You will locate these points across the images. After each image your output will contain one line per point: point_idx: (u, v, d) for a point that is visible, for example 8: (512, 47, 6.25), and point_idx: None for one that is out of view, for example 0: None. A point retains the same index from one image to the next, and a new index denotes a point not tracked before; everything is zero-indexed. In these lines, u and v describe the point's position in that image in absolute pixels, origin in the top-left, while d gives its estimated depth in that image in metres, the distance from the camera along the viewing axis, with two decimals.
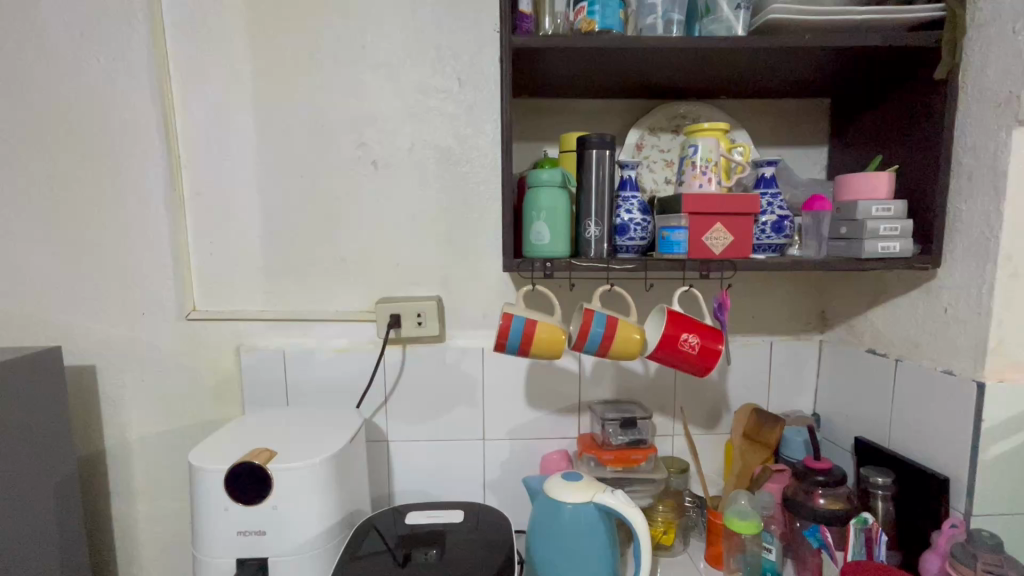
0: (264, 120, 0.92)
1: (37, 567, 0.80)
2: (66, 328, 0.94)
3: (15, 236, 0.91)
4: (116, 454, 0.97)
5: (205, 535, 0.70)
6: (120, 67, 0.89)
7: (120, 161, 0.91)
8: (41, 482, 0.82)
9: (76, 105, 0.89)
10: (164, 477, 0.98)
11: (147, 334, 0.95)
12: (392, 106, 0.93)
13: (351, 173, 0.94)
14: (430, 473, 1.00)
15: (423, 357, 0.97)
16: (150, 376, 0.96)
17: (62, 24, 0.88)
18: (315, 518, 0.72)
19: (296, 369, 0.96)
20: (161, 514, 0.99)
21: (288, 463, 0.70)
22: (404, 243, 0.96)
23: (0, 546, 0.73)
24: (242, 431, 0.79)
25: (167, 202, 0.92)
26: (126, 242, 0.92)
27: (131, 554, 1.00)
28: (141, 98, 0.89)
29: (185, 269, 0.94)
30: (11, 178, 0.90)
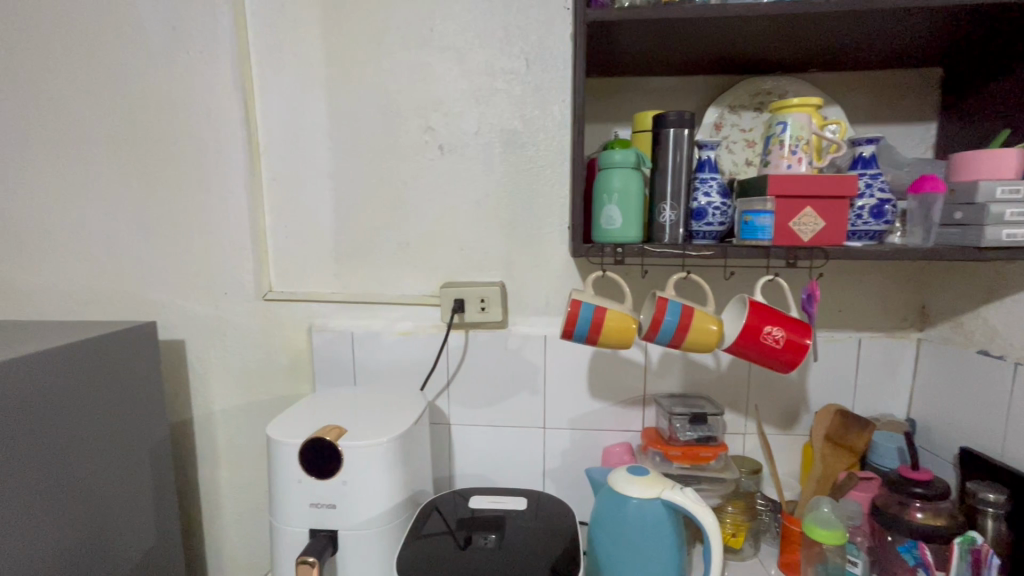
0: (336, 106, 0.94)
1: (135, 522, 0.88)
2: (159, 305, 1.01)
3: (117, 219, 0.99)
4: (202, 423, 1.05)
5: (282, 504, 0.74)
6: (206, 59, 0.93)
7: (206, 148, 0.96)
8: (138, 445, 0.89)
9: (168, 96, 0.95)
10: (243, 448, 1.05)
11: (229, 313, 1.01)
12: (459, 89, 0.92)
13: (418, 157, 0.94)
14: (490, 458, 1.00)
15: (486, 343, 0.97)
16: (232, 352, 1.02)
17: (156, 19, 0.93)
18: (382, 496, 0.74)
19: (363, 351, 0.98)
20: (241, 481, 1.06)
21: (358, 441, 0.72)
22: (469, 228, 0.95)
23: (102, 500, 0.81)
24: (315, 407, 0.82)
25: (247, 187, 0.96)
26: (211, 225, 0.98)
27: (214, 516, 1.07)
28: (225, 87, 0.94)
29: (262, 252, 0.98)
30: (113, 165, 0.98)
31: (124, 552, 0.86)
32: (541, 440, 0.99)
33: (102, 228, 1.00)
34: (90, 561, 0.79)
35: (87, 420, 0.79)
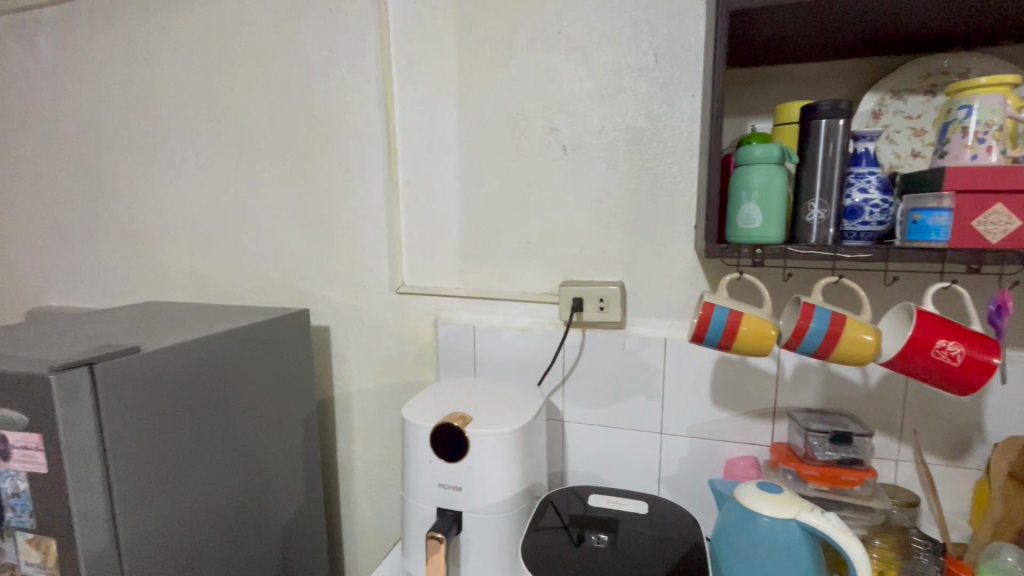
0: (465, 111, 0.99)
1: (288, 482, 1.01)
2: (311, 295, 1.15)
3: (280, 219, 1.14)
4: (341, 401, 1.17)
5: (413, 482, 0.80)
6: (356, 75, 1.04)
7: (353, 155, 1.07)
8: (292, 416, 1.02)
9: (324, 110, 1.08)
10: (375, 427, 1.15)
11: (367, 303, 1.11)
12: (584, 88, 0.92)
13: (542, 158, 0.96)
14: (604, 459, 1.00)
15: (603, 343, 0.96)
16: (368, 339, 1.13)
17: (317, 42, 1.06)
18: (502, 485, 0.77)
19: (484, 344, 1.03)
20: (373, 456, 1.17)
21: (483, 430, 0.76)
22: (590, 227, 0.96)
23: (261, 460, 0.94)
24: (442, 394, 0.88)
25: (386, 189, 1.05)
26: (354, 224, 1.09)
27: (349, 485, 1.20)
28: (370, 99, 1.04)
29: (397, 249, 1.07)
30: (278, 172, 1.13)
31: (279, 507, 0.99)
32: (658, 445, 0.96)
33: (268, 226, 1.15)
34: (253, 511, 0.92)
35: (251, 391, 0.92)
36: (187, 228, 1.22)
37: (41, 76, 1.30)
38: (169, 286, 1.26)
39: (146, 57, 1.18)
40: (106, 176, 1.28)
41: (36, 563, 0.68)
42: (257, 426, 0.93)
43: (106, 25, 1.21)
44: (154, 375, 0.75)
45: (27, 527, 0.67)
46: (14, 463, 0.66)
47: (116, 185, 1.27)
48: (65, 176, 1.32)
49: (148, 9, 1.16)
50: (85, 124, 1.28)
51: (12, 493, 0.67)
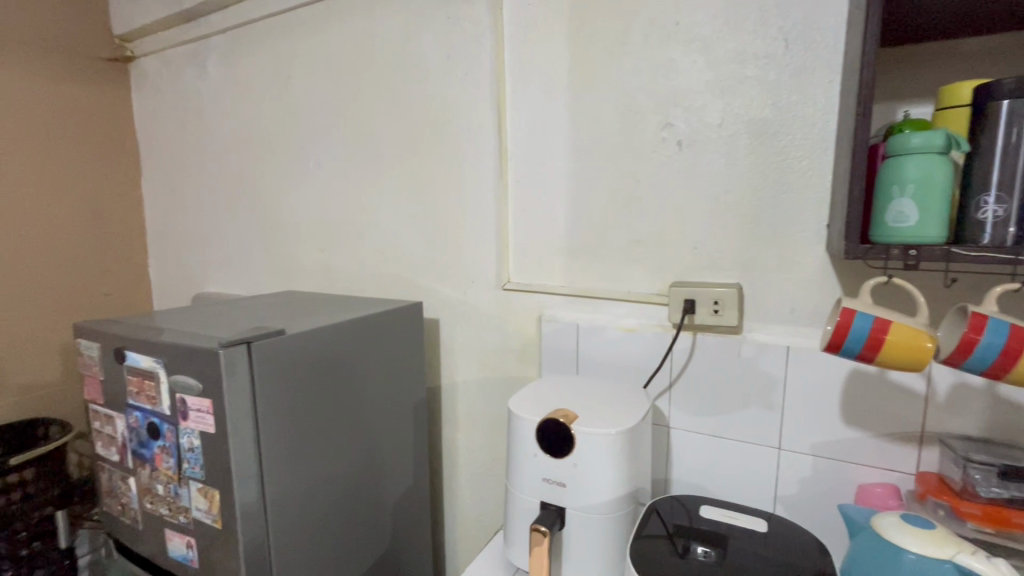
0: (576, 110, 0.99)
1: (399, 463, 1.09)
2: (423, 288, 1.22)
3: (398, 217, 1.23)
4: (447, 390, 1.23)
5: (517, 474, 0.82)
6: (471, 79, 1.09)
7: (466, 156, 1.12)
8: (404, 401, 1.09)
9: (441, 115, 1.14)
10: (478, 418, 1.20)
11: (474, 298, 1.16)
12: (703, 80, 0.88)
13: (654, 155, 0.93)
14: (712, 470, 0.94)
15: (716, 348, 0.91)
16: (475, 333, 1.17)
17: (436, 51, 1.12)
18: (607, 486, 0.76)
19: (587, 343, 1.02)
20: (475, 445, 1.21)
21: (589, 429, 0.76)
22: (706, 226, 0.91)
23: (377, 439, 1.02)
24: (547, 390, 0.89)
25: (496, 188, 1.09)
26: (465, 222, 1.14)
27: (452, 471, 1.26)
28: (484, 102, 1.08)
29: (504, 246, 1.10)
30: (398, 173, 1.21)
31: (391, 485, 1.07)
32: (775, 462, 0.89)
33: (387, 224, 1.25)
34: (369, 486, 1.00)
35: (371, 375, 1.00)
36: (318, 225, 1.36)
37: (209, 96, 1.52)
38: (302, 277, 1.41)
39: (290, 74, 1.34)
40: (256, 180, 1.46)
41: (204, 509, 0.80)
42: (374, 408, 1.01)
43: (260, 49, 1.38)
44: (295, 354, 0.84)
45: (197, 477, 0.79)
46: (190, 422, 0.78)
47: (262, 186, 1.45)
48: (223, 179, 1.54)
49: (293, 30, 1.31)
50: (241, 135, 1.47)
51: (187, 448, 0.79)
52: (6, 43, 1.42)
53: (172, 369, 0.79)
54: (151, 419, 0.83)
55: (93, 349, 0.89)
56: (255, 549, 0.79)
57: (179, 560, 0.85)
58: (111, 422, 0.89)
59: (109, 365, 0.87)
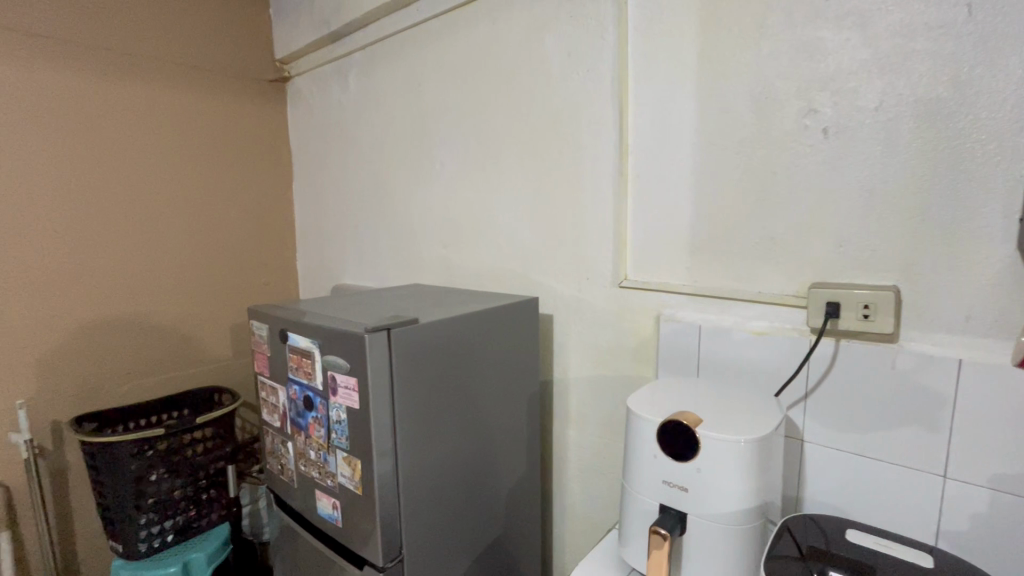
0: (705, 99, 0.95)
1: (512, 451, 1.12)
2: (539, 284, 1.25)
3: (515, 213, 1.27)
4: (560, 385, 1.25)
5: (636, 473, 0.80)
6: (593, 75, 1.09)
7: (585, 153, 1.12)
8: (518, 393, 1.12)
9: (561, 113, 1.15)
10: (590, 415, 1.20)
11: (589, 295, 1.16)
12: (858, 59, 0.79)
13: (794, 144, 0.86)
14: (856, 493, 0.84)
15: (864, 357, 0.82)
16: (589, 330, 1.17)
17: (558, 50, 1.14)
18: (735, 496, 0.72)
19: (710, 344, 0.97)
20: (586, 441, 1.21)
21: (716, 434, 0.72)
22: (856, 221, 0.82)
23: (493, 427, 1.07)
24: (668, 391, 0.87)
25: (615, 185, 1.08)
26: (582, 218, 1.15)
27: (562, 464, 1.27)
28: (605, 99, 1.07)
29: (622, 242, 1.09)
30: (517, 171, 1.25)
31: (505, 474, 1.10)
32: (939, 492, 0.77)
33: (505, 220, 1.29)
34: (485, 470, 1.05)
35: (490, 366, 1.05)
36: (441, 223, 1.45)
37: (349, 107, 1.69)
38: (425, 272, 1.52)
39: (420, 83, 1.44)
40: (387, 182, 1.60)
41: (347, 475, 0.89)
42: (491, 398, 1.05)
43: (394, 61, 1.51)
44: (426, 343, 0.91)
45: (343, 447, 0.89)
46: (339, 398, 0.88)
47: (393, 187, 1.58)
48: (360, 182, 1.70)
49: (424, 41, 1.41)
50: (376, 141, 1.62)
51: (336, 420, 0.90)
52: (197, 73, 1.71)
53: (325, 350, 0.89)
54: (307, 392, 0.95)
55: (262, 329, 1.04)
56: (388, 517, 0.87)
57: (325, 518, 0.96)
58: (275, 392, 1.04)
59: (274, 343, 1.01)
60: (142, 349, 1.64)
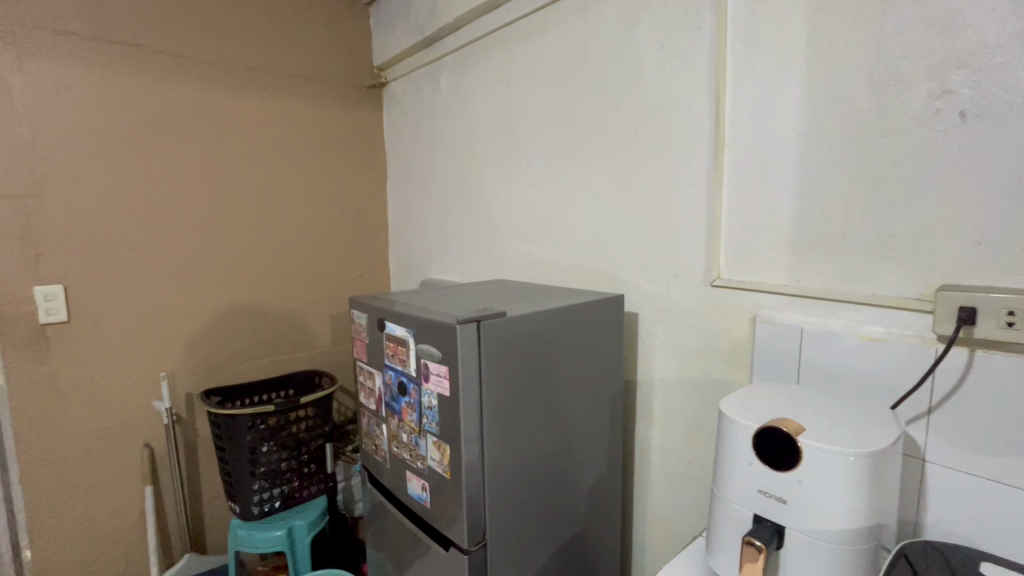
0: (814, 85, 0.88)
1: (593, 449, 1.11)
2: (624, 282, 1.23)
3: (602, 210, 1.26)
4: (644, 385, 1.22)
5: (728, 480, 0.77)
6: (687, 66, 1.05)
7: (677, 146, 1.09)
8: (601, 390, 1.11)
9: (652, 106, 1.12)
10: (675, 418, 1.16)
11: (678, 294, 1.12)
12: (1006, 31, 0.70)
13: (921, 130, 0.78)
14: (991, 525, 0.74)
15: (1006, 370, 0.72)
16: (676, 330, 1.14)
17: (650, 41, 1.11)
18: (843, 514, 0.66)
19: (814, 349, 0.90)
20: (671, 445, 1.18)
21: (821, 444, 0.67)
22: (999, 215, 0.72)
23: (576, 423, 1.07)
24: (765, 397, 0.82)
25: (709, 179, 1.03)
26: (672, 215, 1.11)
27: (645, 466, 1.24)
28: (700, 90, 1.03)
29: (716, 240, 1.04)
30: (604, 167, 1.24)
31: (586, 471, 1.10)
32: None
33: (591, 216, 1.29)
34: (566, 465, 1.06)
35: (574, 362, 1.05)
36: (526, 220, 1.47)
37: (440, 108, 1.76)
38: (510, 268, 1.55)
39: (508, 82, 1.47)
40: (475, 181, 1.65)
41: (437, 459, 0.94)
42: (574, 393, 1.06)
43: (483, 62, 1.55)
44: (513, 336, 0.93)
45: (434, 432, 0.94)
46: (430, 384, 0.93)
47: (480, 185, 1.63)
48: (448, 181, 1.77)
49: (513, 41, 1.44)
50: (464, 141, 1.67)
51: (427, 405, 0.95)
52: (306, 83, 1.87)
53: (419, 338, 0.94)
54: (402, 378, 1.01)
55: (361, 318, 1.12)
56: (473, 503, 0.91)
57: (415, 498, 1.02)
58: (372, 377, 1.11)
59: (372, 331, 1.08)
60: (256, 334, 1.83)
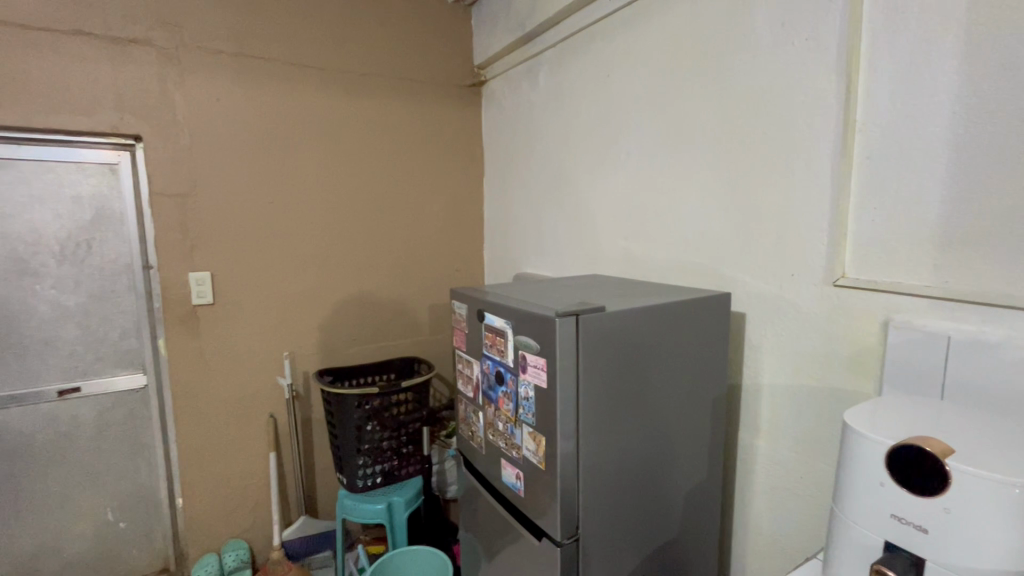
0: (975, 56, 0.76)
1: (692, 453, 1.07)
2: (731, 280, 1.16)
3: (707, 204, 1.19)
4: (750, 391, 1.14)
5: (853, 500, 0.69)
6: (813, 44, 0.96)
7: (797, 133, 1.00)
8: (703, 393, 1.06)
9: (769, 91, 1.04)
10: (786, 428, 1.07)
11: (793, 294, 1.03)
12: None
13: None
14: None
15: None
16: (790, 333, 1.05)
17: (769, 21, 1.03)
18: (1001, 553, 0.57)
19: (963, 362, 0.78)
20: (779, 456, 1.09)
21: (975, 471, 0.58)
22: None
23: (674, 425, 1.03)
24: (902, 410, 0.72)
25: (835, 168, 0.94)
26: (789, 208, 1.02)
27: (748, 477, 1.17)
28: (827, 70, 0.94)
29: (841, 235, 0.94)
30: (711, 158, 1.17)
31: (683, 476, 1.06)
32: None
33: (695, 210, 1.22)
34: (662, 468, 1.02)
35: (674, 361, 1.01)
36: (623, 215, 1.44)
37: (538, 104, 1.78)
38: (605, 263, 1.52)
39: (609, 74, 1.44)
40: (570, 175, 1.64)
41: (532, 449, 0.95)
42: (674, 394, 1.02)
43: (583, 55, 1.54)
44: (612, 331, 0.91)
45: (530, 423, 0.95)
46: (528, 375, 0.94)
47: (575, 179, 1.62)
48: (543, 176, 1.78)
49: (615, 31, 1.41)
50: (561, 135, 1.67)
51: (524, 396, 0.96)
52: (412, 85, 1.98)
53: (517, 330, 0.96)
54: (499, 368, 1.03)
55: (461, 308, 1.17)
56: (567, 497, 0.91)
57: (509, 486, 1.04)
58: (470, 365, 1.15)
59: (472, 322, 1.12)
60: (363, 321, 1.97)
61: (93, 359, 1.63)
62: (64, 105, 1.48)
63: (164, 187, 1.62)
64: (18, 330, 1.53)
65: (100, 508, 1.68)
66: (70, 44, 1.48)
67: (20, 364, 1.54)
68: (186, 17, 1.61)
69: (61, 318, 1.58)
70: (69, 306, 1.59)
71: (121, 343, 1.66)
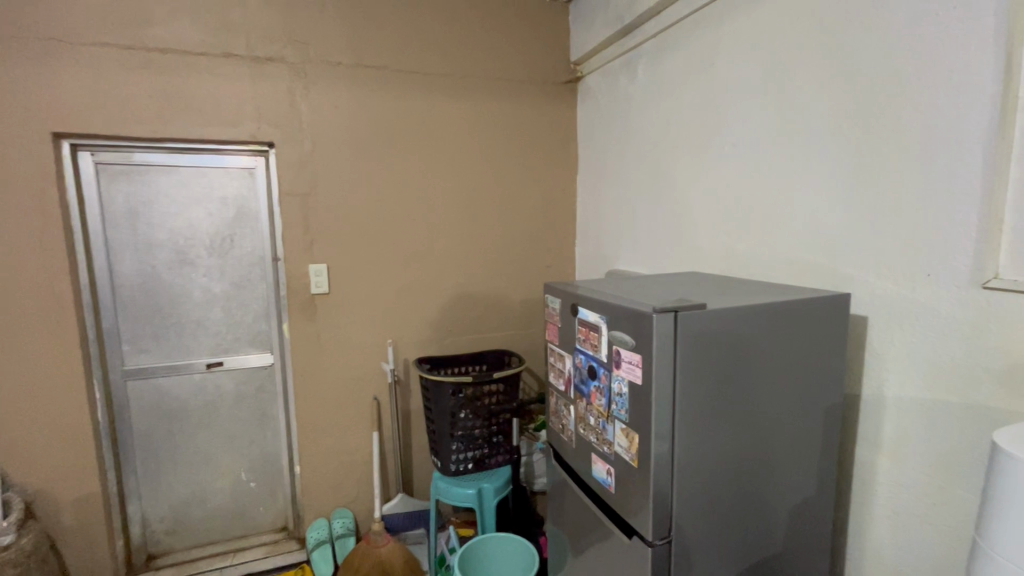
0: None
1: (801, 465, 0.99)
2: (851, 280, 1.06)
3: (824, 196, 1.10)
4: (872, 402, 1.03)
5: (1002, 531, 0.60)
6: (963, 12, 0.84)
7: (939, 114, 0.88)
8: (814, 401, 0.98)
9: (905, 68, 0.93)
10: (916, 447, 0.96)
11: (928, 297, 0.92)
12: None
13: None
14: None
15: None
16: (923, 341, 0.93)
17: None
18: None
19: None
20: (906, 477, 0.98)
21: None
22: None
23: (780, 433, 0.96)
24: None
25: (989, 153, 0.82)
26: (927, 199, 0.91)
27: (867, 497, 1.06)
28: (981, 40, 0.82)
29: (994, 230, 0.82)
30: (832, 146, 1.07)
31: (789, 489, 0.98)
32: None
33: (810, 203, 1.13)
34: (766, 477, 0.96)
35: (782, 365, 0.94)
36: (727, 209, 1.36)
37: (636, 97, 1.74)
38: (705, 260, 1.45)
39: (715, 61, 1.37)
40: (669, 169, 1.59)
41: (624, 446, 0.94)
42: (781, 400, 0.95)
43: (686, 43, 1.48)
44: (714, 329, 0.87)
45: (622, 419, 0.94)
46: (621, 370, 0.93)
47: (674, 173, 1.56)
48: (639, 171, 1.74)
49: (723, 16, 1.34)
50: (659, 128, 1.62)
51: (617, 392, 0.95)
52: (509, 85, 2.03)
53: (612, 325, 0.95)
54: (592, 362, 1.03)
55: (555, 302, 1.18)
56: (660, 497, 0.89)
57: (599, 481, 1.04)
58: (562, 359, 1.16)
59: (565, 316, 1.13)
60: (458, 314, 2.06)
61: (233, 339, 1.88)
62: (215, 117, 1.71)
63: (291, 188, 1.81)
64: (178, 311, 1.81)
65: (235, 468, 1.93)
66: (221, 65, 1.71)
67: (179, 339, 1.82)
68: (312, 34, 1.78)
69: (209, 302, 1.84)
70: (215, 292, 1.84)
71: (254, 326, 1.90)
